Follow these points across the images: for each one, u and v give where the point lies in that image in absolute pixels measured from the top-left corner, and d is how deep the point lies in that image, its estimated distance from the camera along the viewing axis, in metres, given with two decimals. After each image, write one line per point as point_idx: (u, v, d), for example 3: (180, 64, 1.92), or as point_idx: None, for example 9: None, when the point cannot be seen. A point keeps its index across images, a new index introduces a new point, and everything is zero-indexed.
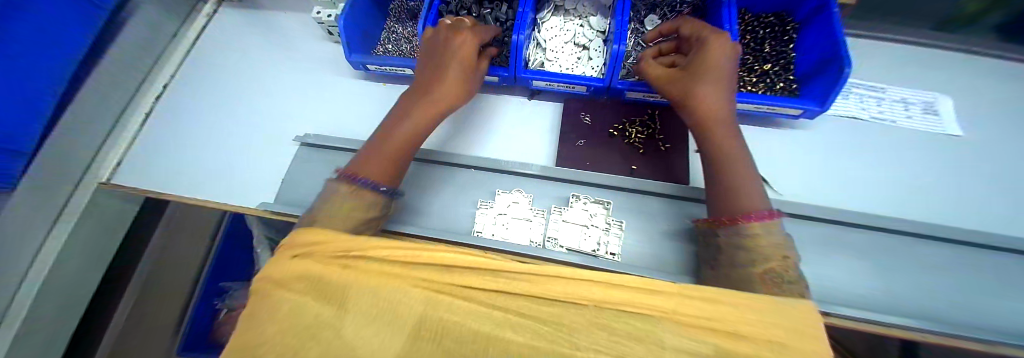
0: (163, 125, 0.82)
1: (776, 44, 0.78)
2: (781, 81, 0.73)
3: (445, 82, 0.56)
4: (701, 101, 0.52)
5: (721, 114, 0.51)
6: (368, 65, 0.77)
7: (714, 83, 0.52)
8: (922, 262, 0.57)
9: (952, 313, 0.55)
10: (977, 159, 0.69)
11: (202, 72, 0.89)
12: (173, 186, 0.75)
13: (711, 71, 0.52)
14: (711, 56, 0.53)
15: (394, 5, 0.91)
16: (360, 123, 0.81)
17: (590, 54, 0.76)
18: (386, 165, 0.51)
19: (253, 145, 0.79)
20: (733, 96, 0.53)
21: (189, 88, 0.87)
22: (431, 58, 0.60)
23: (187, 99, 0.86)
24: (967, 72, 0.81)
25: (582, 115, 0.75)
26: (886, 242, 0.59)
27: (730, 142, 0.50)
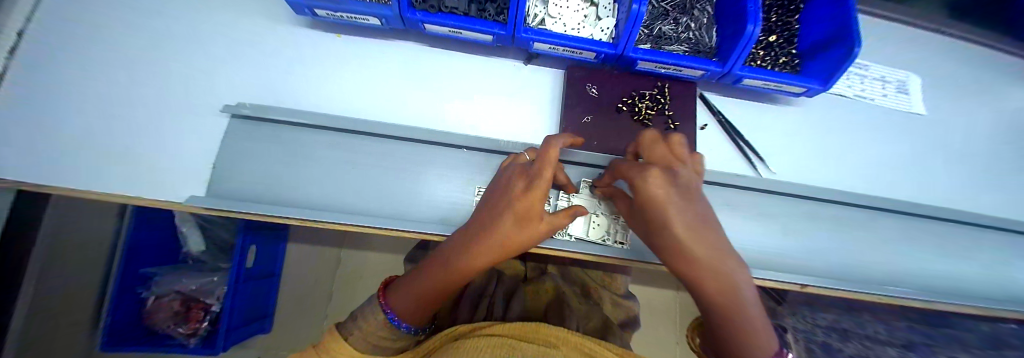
0: (24, 85, 0.55)
1: (781, 14, 0.74)
2: (783, 56, 0.71)
3: (512, 224, 0.39)
4: (679, 250, 0.34)
5: (720, 255, 0.33)
6: (319, 11, 0.58)
7: (676, 223, 0.34)
8: (887, 235, 0.65)
9: (904, 274, 0.64)
10: (934, 133, 0.76)
11: (66, 5, 0.62)
12: (70, 177, 0.52)
13: (666, 214, 0.35)
14: (658, 191, 0.36)
15: None
16: (313, 90, 0.63)
17: (598, 13, 0.65)
18: (422, 305, 0.42)
19: (163, 117, 0.58)
20: (692, 204, 0.35)
21: (59, 33, 0.60)
22: (511, 178, 0.43)
23: (49, 48, 0.59)
24: (931, 49, 0.87)
25: (588, 85, 0.67)
26: (862, 219, 0.65)
27: (722, 279, 0.32)
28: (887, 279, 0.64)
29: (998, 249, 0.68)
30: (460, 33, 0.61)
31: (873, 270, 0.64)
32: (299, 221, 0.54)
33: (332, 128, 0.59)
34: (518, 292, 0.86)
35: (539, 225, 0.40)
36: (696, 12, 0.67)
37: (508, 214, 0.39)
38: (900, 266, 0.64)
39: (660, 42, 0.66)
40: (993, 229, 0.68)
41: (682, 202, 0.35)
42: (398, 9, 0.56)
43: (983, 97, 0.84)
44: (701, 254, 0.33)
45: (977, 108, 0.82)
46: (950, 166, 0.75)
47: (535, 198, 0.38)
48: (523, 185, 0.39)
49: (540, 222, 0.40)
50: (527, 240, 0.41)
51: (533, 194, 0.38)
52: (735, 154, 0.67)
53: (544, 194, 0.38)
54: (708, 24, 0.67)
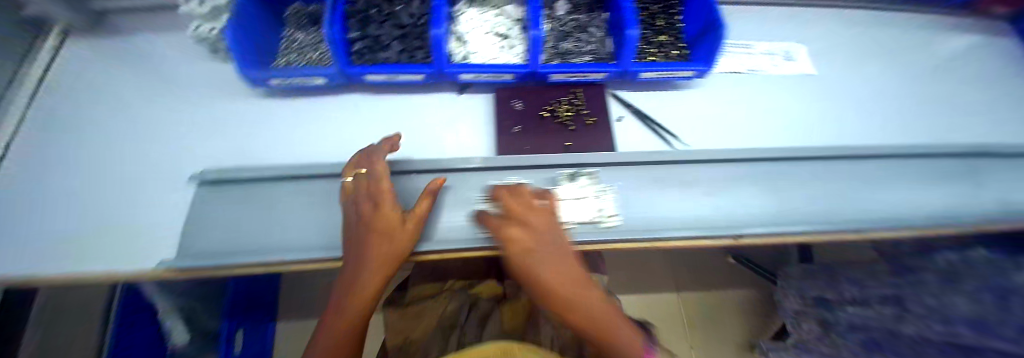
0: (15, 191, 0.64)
1: (667, 18, 0.84)
2: (674, 49, 0.80)
3: (380, 246, 0.53)
4: (540, 283, 0.45)
5: (563, 281, 0.43)
6: (272, 80, 0.68)
7: (538, 260, 0.46)
8: (803, 180, 0.73)
9: (830, 214, 0.70)
10: (827, 88, 0.87)
11: (55, 119, 0.73)
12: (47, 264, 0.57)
13: (533, 256, 0.46)
14: (514, 237, 0.48)
15: (290, 12, 0.81)
16: (271, 148, 0.71)
17: (511, 42, 0.77)
18: (336, 352, 0.50)
19: (138, 194, 0.65)
20: (544, 244, 0.47)
21: (39, 143, 0.70)
22: (354, 215, 0.56)
23: (35, 157, 0.68)
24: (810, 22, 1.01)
25: (513, 101, 0.77)
26: (777, 170, 0.72)
27: (577, 301, 0.42)
28: (818, 219, 0.69)
29: (904, 181, 0.75)
30: (396, 78, 0.71)
31: (803, 213, 0.70)
32: (266, 267, 0.57)
33: (285, 177, 0.64)
34: (491, 317, 0.83)
35: (407, 222, 0.56)
36: (592, 30, 0.80)
37: (373, 240, 0.53)
38: (823, 206, 0.71)
39: (568, 56, 0.77)
40: (893, 162, 0.76)
41: (543, 241, 0.48)
42: (338, 67, 0.66)
43: (864, 51, 0.97)
44: (558, 280, 0.44)
45: (861, 61, 0.94)
46: (846, 115, 0.84)
47: (390, 215, 0.54)
48: (365, 179, 0.58)
49: (405, 221, 0.56)
50: (406, 237, 0.56)
51: (385, 215, 0.54)
52: (651, 136, 0.75)
53: (388, 201, 0.56)
54: (605, 36, 0.79)
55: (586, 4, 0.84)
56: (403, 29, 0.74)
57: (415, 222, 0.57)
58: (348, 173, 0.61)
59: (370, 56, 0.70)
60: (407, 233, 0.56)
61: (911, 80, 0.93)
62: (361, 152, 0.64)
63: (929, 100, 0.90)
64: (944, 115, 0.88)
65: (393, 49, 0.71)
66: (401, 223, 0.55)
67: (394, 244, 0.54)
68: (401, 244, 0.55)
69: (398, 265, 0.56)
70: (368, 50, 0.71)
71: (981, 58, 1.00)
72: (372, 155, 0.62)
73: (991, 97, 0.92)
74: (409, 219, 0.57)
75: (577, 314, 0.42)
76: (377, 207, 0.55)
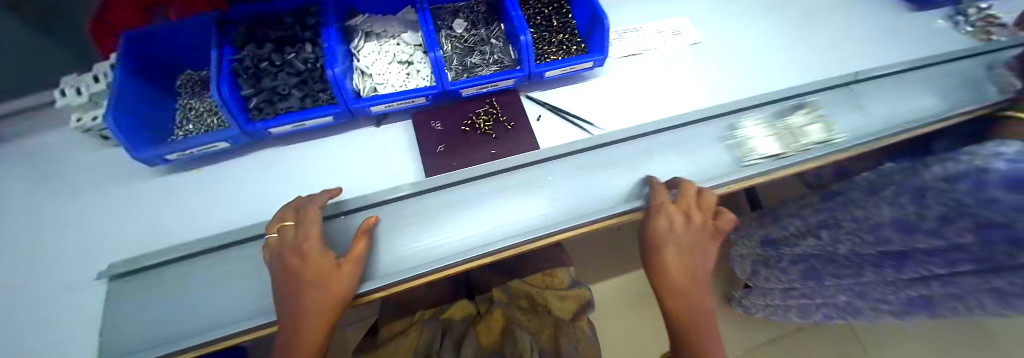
0: None
1: (560, 18, 0.89)
2: (572, 44, 0.85)
3: (314, 294, 0.51)
4: (660, 272, 0.59)
5: (676, 279, 0.57)
6: (169, 154, 0.66)
7: (666, 247, 0.59)
8: (720, 136, 0.75)
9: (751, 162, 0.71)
10: (720, 51, 0.95)
11: None
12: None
13: (662, 243, 0.59)
14: (659, 226, 0.60)
15: (182, 81, 0.79)
16: (183, 224, 0.67)
17: (416, 67, 0.78)
18: None
19: (39, 310, 0.60)
20: (677, 244, 0.58)
21: None
22: (281, 268, 0.52)
23: None
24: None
25: (433, 123, 0.78)
26: (693, 132, 0.76)
27: (680, 301, 0.56)
28: (739, 168, 0.71)
29: (817, 113, 0.77)
30: (304, 124, 0.70)
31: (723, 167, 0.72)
32: (193, 351, 0.54)
33: (205, 250, 0.62)
34: (467, 337, 0.75)
35: (341, 265, 0.53)
36: (492, 41, 0.83)
37: (307, 290, 0.51)
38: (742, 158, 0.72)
39: (475, 69, 0.80)
40: (795, 101, 0.80)
41: (697, 221, 0.59)
42: (238, 126, 0.65)
43: (753, 8, 1.05)
44: (673, 264, 0.58)
45: (750, 18, 1.02)
46: (738, 72, 0.91)
47: (325, 263, 0.53)
48: (292, 229, 0.56)
49: (340, 265, 0.54)
50: (345, 281, 0.53)
51: (319, 263, 0.53)
52: (571, 128, 0.80)
53: (319, 249, 0.54)
54: (505, 46, 0.83)
55: (481, 18, 0.87)
56: (300, 75, 0.72)
57: (354, 264, 0.55)
58: (274, 227, 0.57)
59: (270, 108, 0.69)
60: (343, 276, 0.54)
61: (792, 26, 1.01)
62: (290, 204, 0.62)
63: (816, 39, 0.98)
64: (826, 52, 0.96)
65: (295, 97, 0.70)
66: (337, 267, 0.53)
67: (329, 291, 0.51)
68: (341, 289, 0.53)
69: (341, 309, 0.54)
70: (268, 104, 0.69)
71: None
72: (304, 205, 0.60)
73: (868, 25, 1.01)
74: (344, 261, 0.54)
75: (679, 290, 0.57)
76: (308, 257, 0.53)
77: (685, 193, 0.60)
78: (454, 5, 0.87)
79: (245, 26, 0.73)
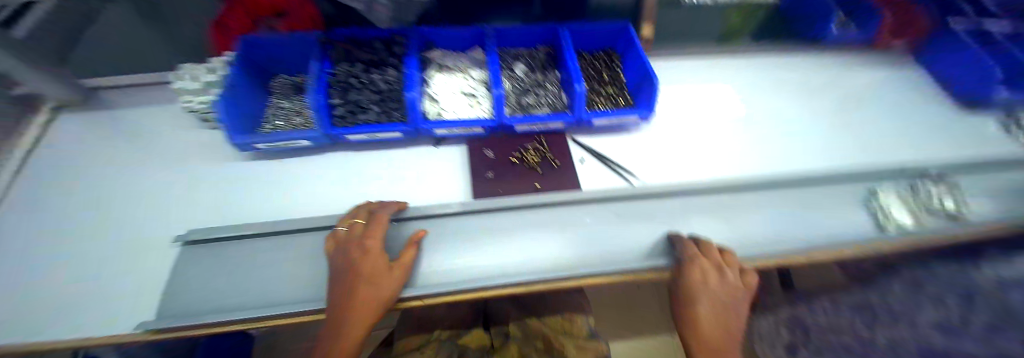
0: None
1: (610, 71, 0.95)
2: (620, 97, 0.91)
3: (365, 290, 0.55)
4: (696, 328, 0.58)
5: (711, 337, 0.56)
6: (257, 144, 0.75)
7: (702, 304, 0.59)
8: (762, 207, 0.76)
9: (789, 239, 0.73)
10: (763, 123, 0.99)
11: (44, 193, 0.78)
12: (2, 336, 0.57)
13: (698, 297, 0.59)
14: (694, 278, 0.61)
15: (275, 82, 0.90)
16: (253, 206, 0.74)
17: (478, 99, 0.86)
18: None
19: (121, 261, 0.67)
20: (711, 299, 0.59)
21: (21, 216, 0.74)
22: (342, 261, 0.57)
23: (17, 229, 0.72)
24: (747, 65, 1.15)
25: (485, 151, 0.85)
26: (735, 198, 0.77)
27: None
28: (776, 242, 0.72)
29: (854, 201, 0.78)
30: (377, 136, 0.80)
31: (761, 238, 0.73)
32: (243, 323, 0.59)
33: (268, 233, 0.68)
34: None
35: (393, 268, 0.58)
36: (548, 85, 0.90)
37: (360, 283, 0.55)
38: (777, 233, 0.74)
39: (529, 109, 0.87)
40: (845, 182, 0.80)
41: (731, 279, 0.60)
42: (321, 130, 0.75)
43: (797, 88, 1.09)
44: (706, 321, 0.58)
45: (795, 98, 1.07)
46: (780, 147, 0.94)
47: (379, 263, 0.57)
48: (362, 226, 0.62)
49: (392, 268, 0.58)
50: (393, 284, 0.57)
51: (375, 261, 0.57)
52: (612, 175, 0.84)
53: (377, 250, 0.58)
54: (559, 91, 0.90)
55: (538, 63, 0.94)
56: (379, 93, 0.81)
57: (404, 270, 0.59)
58: (345, 223, 0.65)
59: (351, 118, 0.78)
60: (392, 279, 0.58)
61: (836, 113, 1.04)
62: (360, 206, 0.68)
63: (862, 127, 1.00)
64: (870, 142, 0.97)
65: (373, 111, 0.79)
66: (389, 270, 0.58)
67: (379, 290, 0.55)
68: (389, 290, 0.57)
69: (383, 310, 0.57)
70: (350, 114, 0.79)
71: (907, 87, 1.12)
72: (373, 209, 0.67)
73: (919, 121, 1.02)
74: (395, 265, 0.59)
75: (715, 348, 0.55)
76: (368, 254, 0.58)
77: (712, 250, 0.64)
78: (518, 50, 0.95)
79: (341, 47, 0.83)
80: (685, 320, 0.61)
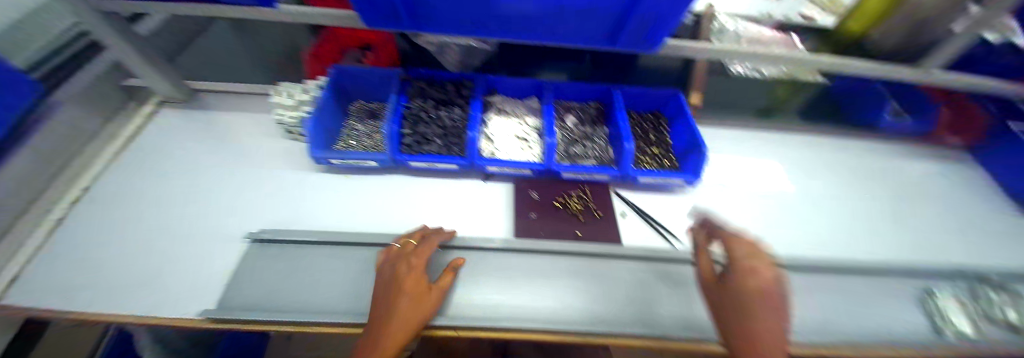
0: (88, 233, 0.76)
1: (658, 133, 1.01)
2: (666, 159, 0.95)
3: (405, 304, 0.57)
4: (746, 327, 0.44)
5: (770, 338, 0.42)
6: (332, 160, 0.84)
7: (758, 297, 0.46)
8: (812, 291, 0.73)
9: (844, 331, 0.68)
10: (808, 202, 0.98)
11: (142, 174, 0.89)
12: (85, 303, 0.64)
13: (753, 288, 0.47)
14: (750, 265, 0.49)
15: (353, 107, 1.03)
16: (316, 214, 0.81)
17: (529, 144, 0.93)
18: None
19: (193, 247, 0.74)
20: (771, 296, 0.46)
21: (122, 193, 0.85)
22: (389, 275, 0.61)
23: (117, 204, 0.82)
24: (791, 142, 1.16)
25: (530, 192, 0.89)
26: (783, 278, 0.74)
27: None
28: (828, 332, 0.68)
29: (914, 300, 0.73)
30: (436, 165, 0.88)
31: (814, 326, 0.68)
32: (289, 327, 0.61)
33: (328, 242, 0.73)
34: None
35: (433, 289, 0.61)
36: (596, 139, 0.96)
37: (403, 296, 0.58)
38: (830, 322, 0.69)
39: (576, 158, 0.92)
40: (903, 279, 0.75)
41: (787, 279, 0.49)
42: (390, 154, 0.84)
43: (844, 171, 1.09)
44: (763, 317, 0.44)
45: (842, 181, 1.05)
46: (827, 229, 0.92)
47: (422, 282, 0.61)
48: (412, 246, 0.67)
49: (432, 289, 0.61)
50: (429, 305, 0.60)
51: (418, 279, 0.61)
52: (652, 233, 0.85)
53: (421, 269, 0.63)
54: (606, 145, 0.95)
55: (589, 117, 1.01)
56: (444, 129, 0.90)
57: (441, 293, 0.62)
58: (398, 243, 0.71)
59: (417, 147, 0.87)
60: (430, 299, 0.60)
61: (889, 201, 1.01)
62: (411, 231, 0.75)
63: (918, 221, 0.96)
64: (929, 238, 0.92)
65: (436, 144, 0.88)
66: (428, 290, 0.61)
67: (417, 307, 0.58)
68: (426, 309, 0.59)
69: (417, 330, 0.58)
70: (416, 143, 0.87)
71: (966, 186, 1.08)
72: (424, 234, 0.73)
73: (983, 224, 0.97)
74: (434, 287, 0.62)
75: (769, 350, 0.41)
76: (413, 270, 0.62)
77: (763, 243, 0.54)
78: (571, 104, 1.04)
79: (418, 85, 0.95)
80: (732, 315, 0.47)
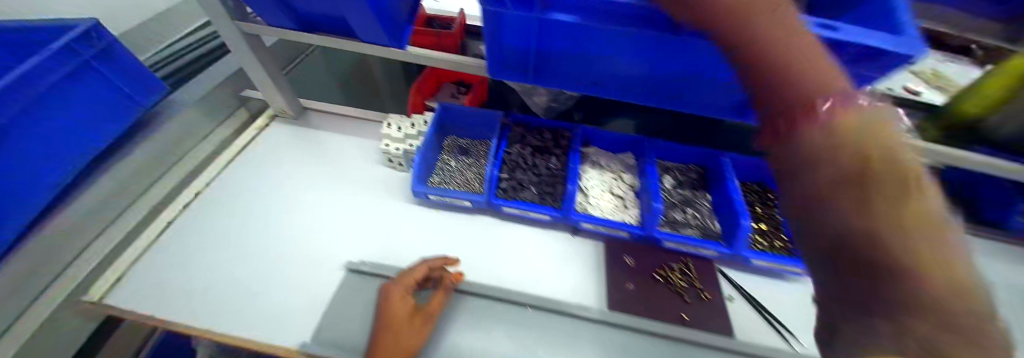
0: (195, 237, 0.83)
1: (765, 207, 0.96)
2: (774, 239, 0.90)
3: (387, 338, 0.59)
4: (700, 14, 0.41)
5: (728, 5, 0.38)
6: (430, 195, 0.85)
7: None
8: None
9: None
10: None
11: (245, 184, 0.94)
12: (194, 315, 0.69)
13: None
14: None
15: (447, 141, 1.05)
16: (410, 250, 0.81)
17: (626, 203, 0.88)
18: None
19: (293, 268, 0.76)
20: None
21: (230, 200, 0.91)
22: (379, 308, 0.64)
23: (224, 209, 0.88)
24: None
25: (625, 257, 0.81)
26: None
27: (772, 52, 0.37)
28: None
29: None
30: (528, 213, 0.85)
31: None
32: None
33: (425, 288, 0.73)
34: None
35: (416, 317, 0.63)
36: (698, 206, 0.90)
37: (387, 328, 0.60)
38: None
39: (677, 226, 0.86)
40: None
41: None
42: (487, 196, 0.84)
43: None
44: None
45: None
46: None
47: (403, 312, 0.62)
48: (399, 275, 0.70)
49: (415, 318, 0.63)
50: (414, 335, 0.62)
51: (402, 308, 0.63)
52: (764, 326, 0.75)
53: (404, 300, 0.64)
54: (710, 215, 0.89)
55: (689, 180, 0.95)
56: (539, 177, 0.89)
57: (424, 319, 0.64)
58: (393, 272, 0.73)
59: (512, 193, 0.86)
60: (416, 328, 0.63)
61: None
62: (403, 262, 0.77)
63: None
64: None
65: (532, 191, 0.87)
66: (411, 318, 0.63)
67: (399, 340, 0.59)
68: (413, 339, 0.61)
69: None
70: (512, 188, 0.86)
71: None
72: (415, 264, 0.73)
73: None
74: (419, 314, 0.65)
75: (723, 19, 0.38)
76: (394, 300, 0.64)
77: None
78: (670, 164, 0.98)
79: (517, 131, 0.96)
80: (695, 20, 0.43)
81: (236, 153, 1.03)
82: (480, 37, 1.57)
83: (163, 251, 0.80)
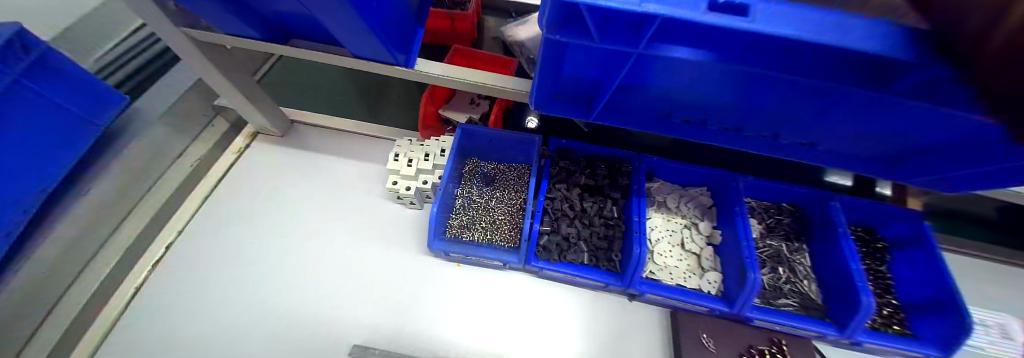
0: (174, 301, 0.70)
1: (871, 263, 0.77)
2: (884, 305, 0.72)
3: None
4: None
5: None
6: (450, 253, 0.69)
7: None
8: None
9: None
10: None
11: (226, 227, 0.78)
12: None
13: None
14: None
15: (466, 167, 0.84)
16: (431, 323, 0.66)
17: (702, 263, 0.70)
18: None
19: (295, 348, 0.64)
20: None
21: (212, 247, 0.76)
22: None
23: (206, 262, 0.74)
24: None
25: (703, 337, 0.63)
26: None
27: None
28: None
29: None
30: (575, 277, 0.67)
31: None
32: None
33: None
34: None
35: None
36: (794, 265, 0.72)
37: None
38: None
39: (766, 293, 0.69)
40: None
41: None
42: (522, 258, 0.67)
43: None
44: None
45: None
46: None
47: None
48: None
49: None
50: None
51: None
52: None
53: None
54: (809, 277, 0.71)
55: (782, 227, 0.76)
56: (590, 228, 0.70)
57: None
58: None
59: (557, 253, 0.67)
60: None
61: None
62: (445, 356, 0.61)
63: None
64: None
65: (582, 250, 0.67)
66: None
67: None
68: None
69: None
70: (555, 247, 0.67)
71: None
72: None
73: None
74: None
75: None
76: None
77: None
78: (758, 203, 0.80)
79: (562, 165, 0.75)
80: None
81: (214, 185, 0.85)
82: (499, 13, 1.26)
83: (143, 317, 0.68)
